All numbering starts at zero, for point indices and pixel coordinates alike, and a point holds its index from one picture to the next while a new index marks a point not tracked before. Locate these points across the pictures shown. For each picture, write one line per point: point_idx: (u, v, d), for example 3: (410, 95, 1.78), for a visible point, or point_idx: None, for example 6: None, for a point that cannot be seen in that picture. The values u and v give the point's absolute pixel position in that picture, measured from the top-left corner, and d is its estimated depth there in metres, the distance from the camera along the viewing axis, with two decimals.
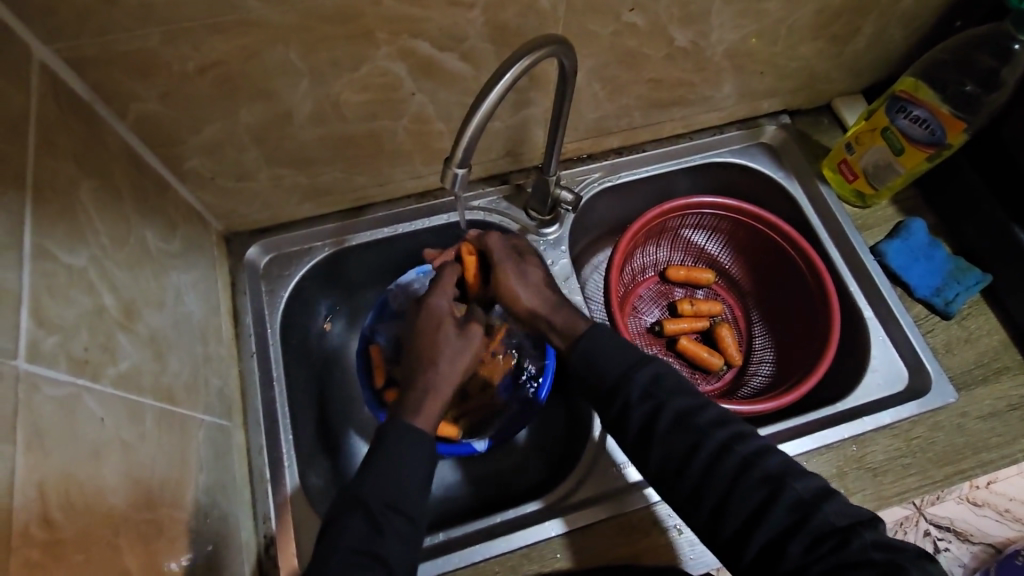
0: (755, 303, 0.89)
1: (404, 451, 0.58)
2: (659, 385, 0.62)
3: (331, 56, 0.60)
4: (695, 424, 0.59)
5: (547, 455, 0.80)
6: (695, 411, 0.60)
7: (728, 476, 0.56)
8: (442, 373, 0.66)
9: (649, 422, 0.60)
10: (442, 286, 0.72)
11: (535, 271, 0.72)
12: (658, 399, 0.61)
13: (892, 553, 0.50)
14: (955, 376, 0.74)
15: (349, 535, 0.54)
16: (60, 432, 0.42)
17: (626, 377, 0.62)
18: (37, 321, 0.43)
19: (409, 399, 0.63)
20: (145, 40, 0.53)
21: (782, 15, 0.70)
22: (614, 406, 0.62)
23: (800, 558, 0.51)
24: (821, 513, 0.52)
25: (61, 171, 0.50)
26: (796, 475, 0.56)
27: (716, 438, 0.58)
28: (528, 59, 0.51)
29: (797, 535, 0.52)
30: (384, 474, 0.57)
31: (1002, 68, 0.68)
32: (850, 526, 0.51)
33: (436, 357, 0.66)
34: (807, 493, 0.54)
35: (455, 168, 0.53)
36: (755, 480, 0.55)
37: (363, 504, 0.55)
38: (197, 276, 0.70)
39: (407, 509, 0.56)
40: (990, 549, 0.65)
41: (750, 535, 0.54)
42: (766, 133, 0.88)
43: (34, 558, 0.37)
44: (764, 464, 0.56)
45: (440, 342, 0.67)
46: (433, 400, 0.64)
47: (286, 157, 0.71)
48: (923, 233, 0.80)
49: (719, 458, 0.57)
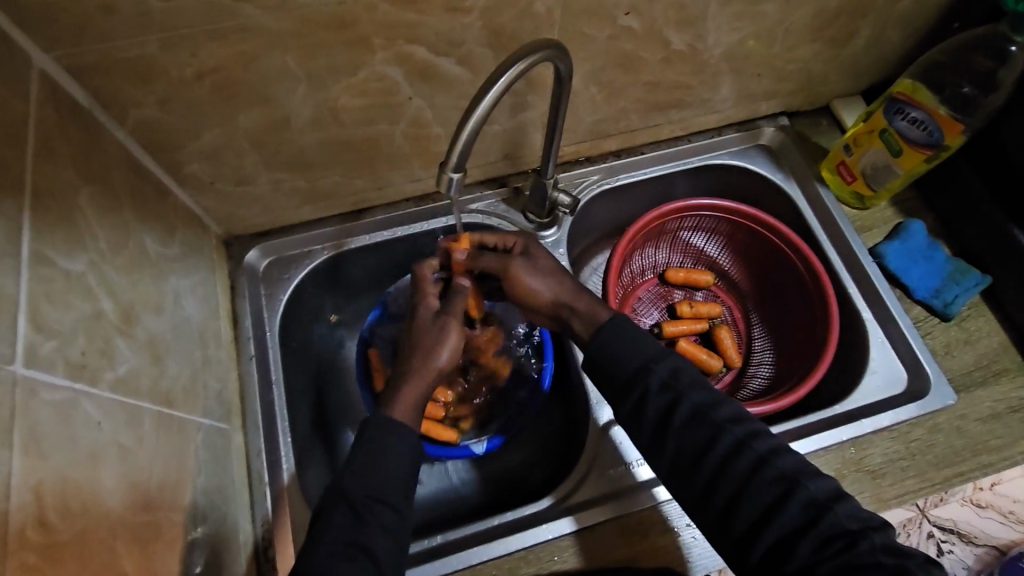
0: (754, 305, 0.89)
1: (399, 454, 0.58)
2: (679, 377, 0.61)
3: (328, 62, 0.60)
4: (713, 417, 0.59)
5: (547, 455, 0.81)
6: (715, 404, 0.60)
7: (742, 473, 0.56)
8: (415, 367, 0.65)
9: (665, 417, 0.60)
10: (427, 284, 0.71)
11: (546, 261, 0.71)
12: (676, 391, 0.60)
13: (901, 558, 0.50)
14: (954, 378, 0.74)
15: (339, 531, 0.55)
16: (57, 434, 0.43)
17: (647, 368, 0.62)
18: (35, 327, 0.44)
19: (387, 393, 0.63)
20: (144, 47, 0.53)
21: (779, 17, 0.70)
22: (632, 395, 0.61)
23: (810, 557, 0.51)
24: (832, 515, 0.53)
25: (60, 177, 0.50)
26: (812, 476, 0.55)
27: (734, 433, 0.58)
28: (522, 62, 0.51)
29: (808, 535, 0.52)
30: (374, 473, 0.57)
31: (1000, 69, 0.68)
32: (860, 529, 0.52)
33: (416, 351, 0.66)
34: (822, 494, 0.54)
35: (450, 172, 0.53)
36: (770, 479, 0.55)
37: (351, 502, 0.56)
38: (196, 280, 0.70)
39: (394, 502, 0.57)
40: (993, 550, 0.67)
41: (760, 533, 0.54)
42: (765, 135, 0.88)
43: (30, 562, 0.38)
44: (779, 462, 0.56)
45: (423, 337, 0.67)
46: (409, 393, 0.64)
47: (286, 162, 0.71)
48: (922, 235, 0.79)
49: (735, 455, 0.57)
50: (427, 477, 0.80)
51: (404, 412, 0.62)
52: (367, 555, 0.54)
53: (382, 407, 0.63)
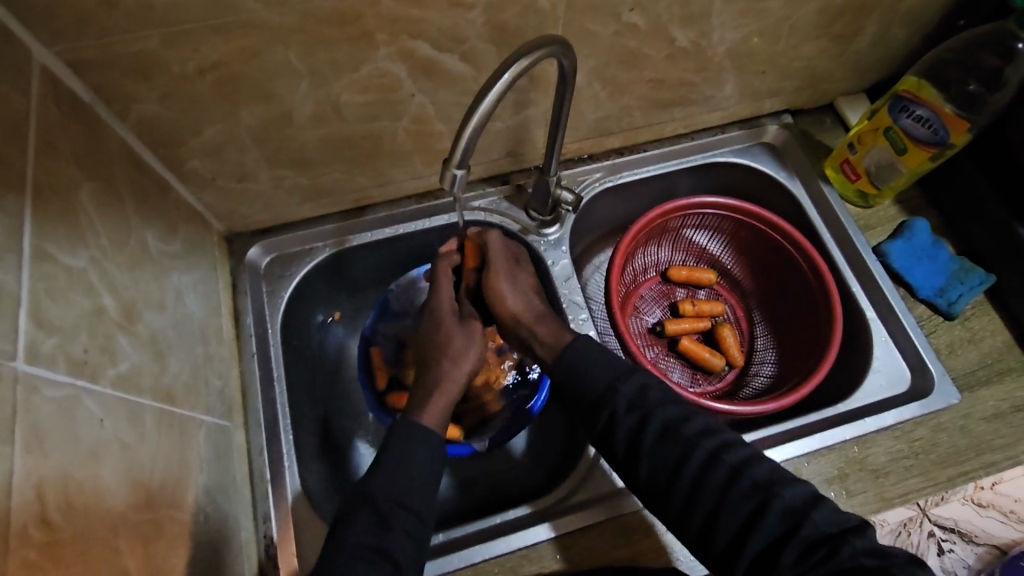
0: (758, 303, 0.88)
1: (420, 460, 0.58)
2: (645, 397, 0.62)
3: (330, 57, 0.60)
4: (684, 433, 0.59)
5: (540, 465, 0.79)
6: (681, 421, 0.60)
7: (720, 484, 0.56)
8: (449, 370, 0.67)
9: (634, 437, 0.60)
10: (443, 284, 0.73)
11: (526, 279, 0.73)
12: (643, 410, 0.61)
13: (883, 560, 0.51)
14: (958, 377, 0.74)
15: (361, 535, 0.55)
16: (58, 432, 0.42)
17: (613, 390, 0.62)
18: (36, 323, 0.43)
19: (423, 395, 0.65)
20: (145, 42, 0.53)
21: (783, 14, 0.70)
22: (601, 419, 0.61)
23: (792, 568, 0.51)
24: (811, 521, 0.53)
25: (61, 173, 0.50)
26: (784, 484, 0.56)
27: (705, 447, 0.58)
28: (527, 58, 0.51)
29: (789, 544, 0.52)
30: (396, 476, 0.57)
31: (1006, 68, 0.68)
32: (840, 533, 0.52)
33: (442, 357, 0.67)
34: (797, 501, 0.54)
35: (454, 169, 0.53)
36: (745, 489, 0.55)
37: (374, 505, 0.56)
38: (197, 277, 0.70)
39: (414, 506, 0.56)
40: (995, 549, 0.65)
41: (746, 541, 0.54)
42: (768, 133, 0.88)
43: (32, 559, 0.37)
44: (751, 473, 0.56)
45: (445, 342, 0.68)
46: (447, 394, 0.65)
47: (287, 158, 0.71)
48: (926, 233, 0.79)
49: (709, 469, 0.57)
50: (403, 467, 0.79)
51: (439, 413, 0.63)
52: (388, 558, 0.54)
53: (412, 410, 0.63)
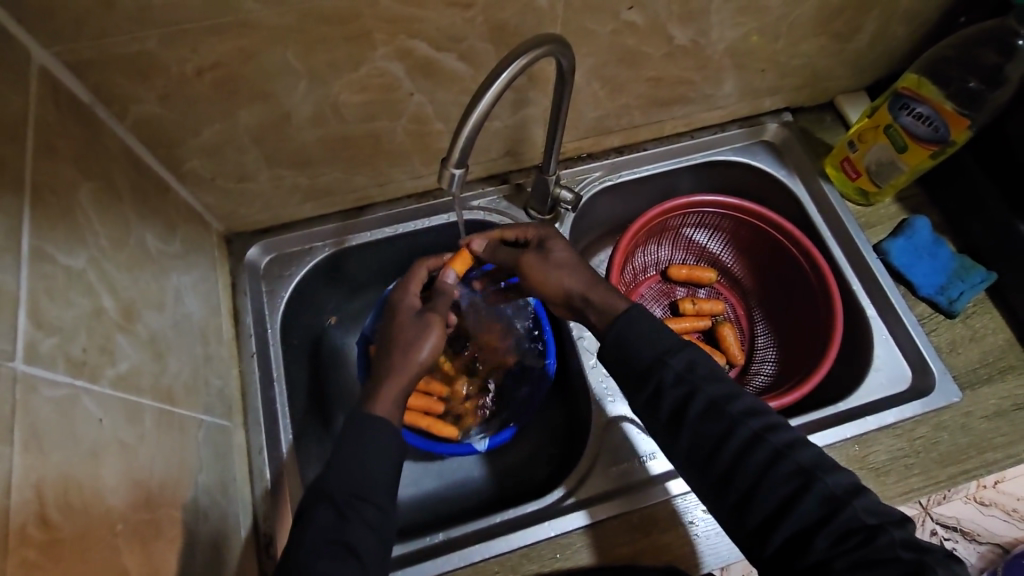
0: (758, 301, 0.88)
1: (379, 454, 0.56)
2: (695, 370, 0.60)
3: (330, 57, 0.60)
4: (729, 411, 0.57)
5: (550, 450, 0.81)
6: (728, 398, 0.58)
7: (759, 465, 0.55)
8: (398, 362, 0.63)
9: (679, 408, 0.58)
10: (410, 283, 0.71)
11: (561, 251, 0.70)
12: (692, 383, 0.59)
13: (920, 553, 0.49)
14: (959, 375, 0.73)
15: (322, 529, 0.53)
16: (57, 432, 0.42)
17: (662, 360, 0.60)
18: (35, 323, 0.43)
19: (369, 391, 0.62)
20: (144, 44, 0.53)
21: (782, 13, 0.70)
22: (646, 390, 0.60)
23: (825, 552, 0.50)
24: (851, 508, 0.51)
25: (60, 173, 0.50)
26: (829, 470, 0.54)
27: (750, 426, 0.57)
28: (525, 57, 0.51)
29: (825, 529, 0.51)
30: (366, 472, 0.55)
31: (1007, 65, 0.68)
32: (879, 524, 0.51)
33: (399, 341, 0.65)
34: (839, 488, 0.53)
35: (452, 168, 0.53)
36: (786, 473, 0.54)
37: (331, 499, 0.54)
38: (197, 277, 0.70)
39: (376, 498, 0.55)
40: (998, 548, 0.71)
41: (774, 526, 0.53)
42: (768, 131, 0.87)
43: (31, 558, 0.37)
44: (796, 456, 0.55)
45: (403, 327, 0.66)
46: (392, 388, 0.62)
47: (286, 158, 0.71)
48: (927, 231, 0.79)
49: (751, 448, 0.55)
50: (415, 477, 0.79)
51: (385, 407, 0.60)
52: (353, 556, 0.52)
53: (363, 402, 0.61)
